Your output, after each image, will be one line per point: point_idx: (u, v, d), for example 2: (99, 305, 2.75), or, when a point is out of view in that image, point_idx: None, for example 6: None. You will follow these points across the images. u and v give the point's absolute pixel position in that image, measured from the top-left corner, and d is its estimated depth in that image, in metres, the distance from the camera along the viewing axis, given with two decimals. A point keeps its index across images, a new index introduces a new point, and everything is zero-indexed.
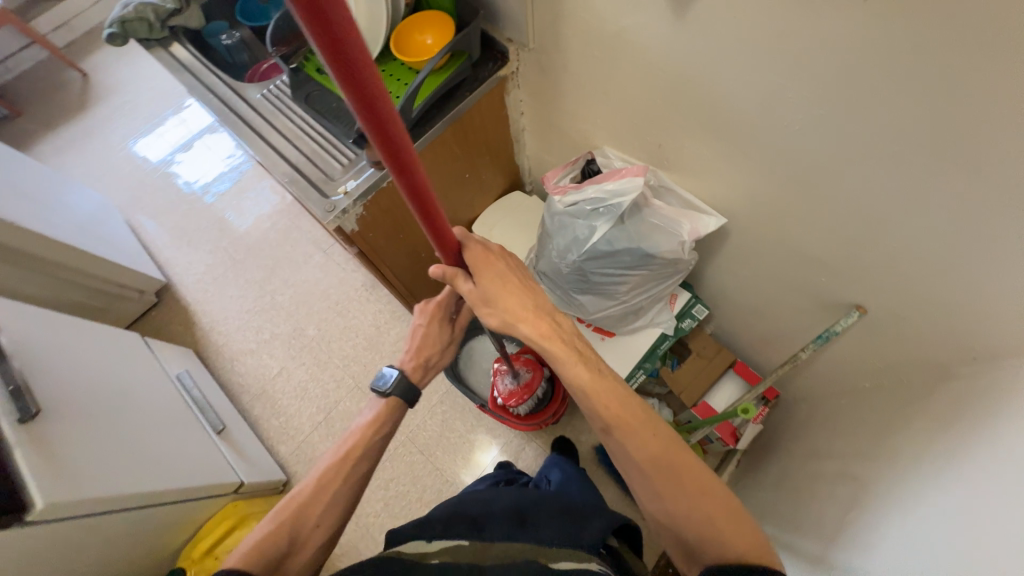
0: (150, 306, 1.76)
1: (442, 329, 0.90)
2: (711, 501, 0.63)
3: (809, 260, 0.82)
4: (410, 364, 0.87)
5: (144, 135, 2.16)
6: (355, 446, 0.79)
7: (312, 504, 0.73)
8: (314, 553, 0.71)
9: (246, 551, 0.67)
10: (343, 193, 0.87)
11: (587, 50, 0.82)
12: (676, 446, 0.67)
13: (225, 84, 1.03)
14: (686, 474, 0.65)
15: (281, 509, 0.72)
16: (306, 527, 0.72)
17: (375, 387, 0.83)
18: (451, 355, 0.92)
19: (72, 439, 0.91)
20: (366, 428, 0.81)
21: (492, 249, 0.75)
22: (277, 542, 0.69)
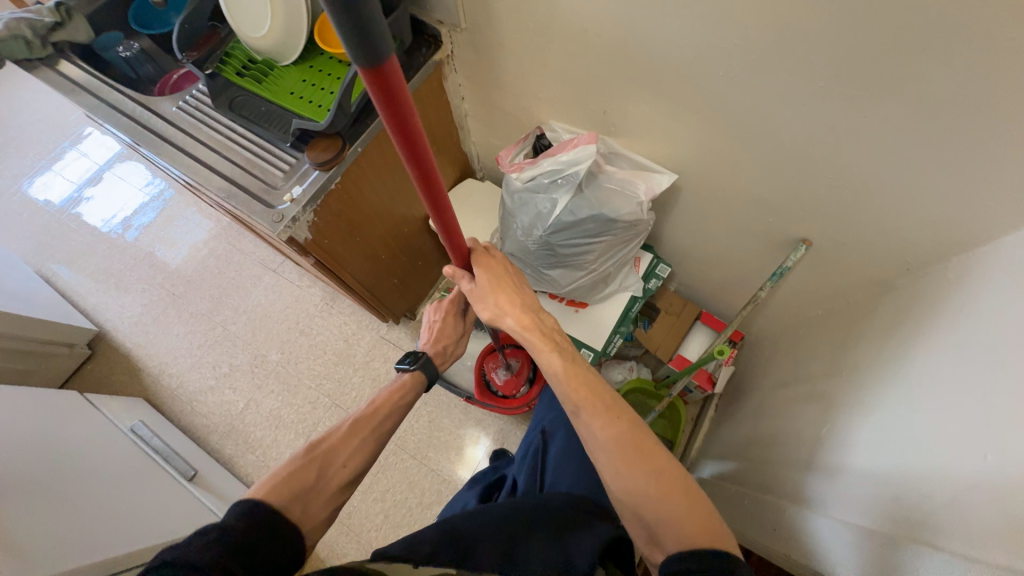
0: (84, 360, 1.59)
1: (456, 321, 0.94)
2: (671, 480, 0.65)
3: (757, 204, 0.87)
4: (430, 349, 0.89)
5: (40, 175, 1.92)
6: (385, 402, 0.78)
7: (340, 447, 0.71)
8: (337, 491, 0.68)
9: (275, 478, 0.64)
10: (289, 200, 0.82)
11: (521, 24, 0.81)
12: (642, 436, 0.69)
13: (131, 100, 0.93)
14: (645, 452, 0.67)
15: (311, 446, 0.69)
16: (333, 467, 0.69)
17: (399, 364, 0.84)
18: (466, 343, 0.96)
19: (13, 520, 0.80)
20: (393, 389, 0.80)
21: (493, 253, 0.82)
22: (305, 477, 0.65)
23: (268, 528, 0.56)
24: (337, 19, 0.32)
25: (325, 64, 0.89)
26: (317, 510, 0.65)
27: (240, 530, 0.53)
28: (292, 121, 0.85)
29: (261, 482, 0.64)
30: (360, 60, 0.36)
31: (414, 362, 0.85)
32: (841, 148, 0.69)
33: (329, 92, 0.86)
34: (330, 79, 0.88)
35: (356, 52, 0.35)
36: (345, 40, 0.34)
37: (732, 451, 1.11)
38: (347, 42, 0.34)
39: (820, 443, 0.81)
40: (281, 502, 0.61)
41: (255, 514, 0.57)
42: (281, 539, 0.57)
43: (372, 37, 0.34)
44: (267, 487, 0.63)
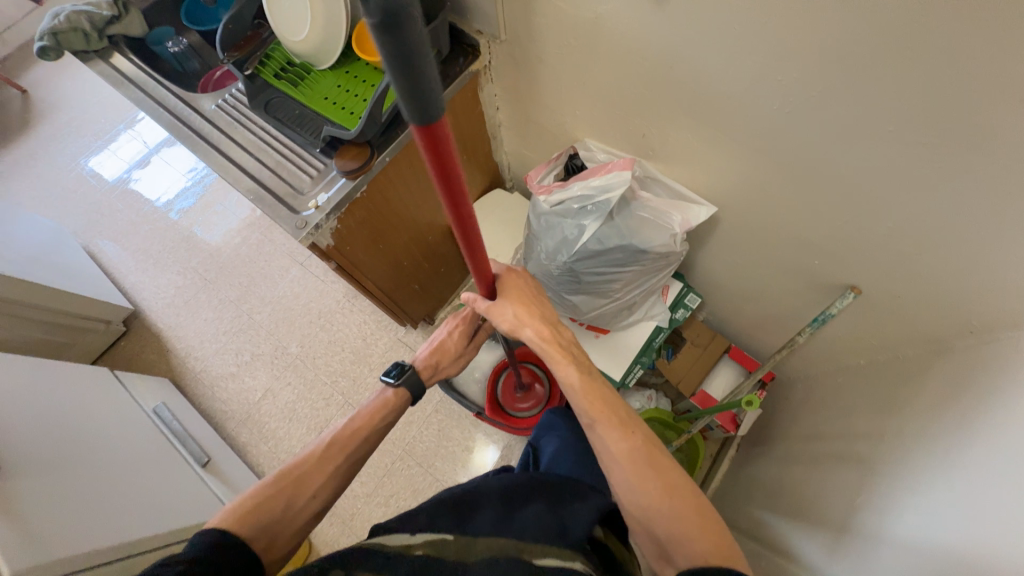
0: (118, 335, 1.66)
1: (460, 342, 0.91)
2: (683, 496, 0.62)
3: (804, 244, 0.81)
4: (421, 362, 0.86)
5: (95, 154, 2.03)
6: (360, 427, 0.76)
7: (311, 474, 0.69)
8: (305, 522, 0.67)
9: (242, 509, 0.63)
10: (314, 207, 0.82)
11: (563, 38, 0.78)
12: (655, 451, 0.66)
13: (174, 96, 0.95)
14: (659, 468, 0.64)
15: (281, 473, 0.68)
16: (302, 497, 0.68)
17: (383, 377, 0.81)
18: (460, 366, 0.92)
19: (33, 495, 0.82)
20: (372, 411, 0.78)
21: (517, 271, 0.80)
22: (273, 507, 0.65)
23: (227, 561, 0.56)
24: (394, 76, 0.33)
25: (360, 70, 0.88)
26: (283, 541, 0.65)
27: (202, 565, 0.53)
28: (323, 127, 0.84)
29: (228, 509, 0.64)
30: (416, 116, 0.36)
31: (400, 375, 0.82)
32: (903, 195, 0.62)
33: (361, 100, 0.85)
34: (363, 86, 0.86)
35: (414, 109, 0.36)
36: (400, 92, 0.35)
37: (754, 498, 1.04)
38: (402, 95, 0.35)
39: (856, 512, 0.74)
40: (246, 534, 0.61)
41: (217, 548, 0.56)
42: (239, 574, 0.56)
43: (426, 96, 0.35)
44: (233, 517, 0.62)
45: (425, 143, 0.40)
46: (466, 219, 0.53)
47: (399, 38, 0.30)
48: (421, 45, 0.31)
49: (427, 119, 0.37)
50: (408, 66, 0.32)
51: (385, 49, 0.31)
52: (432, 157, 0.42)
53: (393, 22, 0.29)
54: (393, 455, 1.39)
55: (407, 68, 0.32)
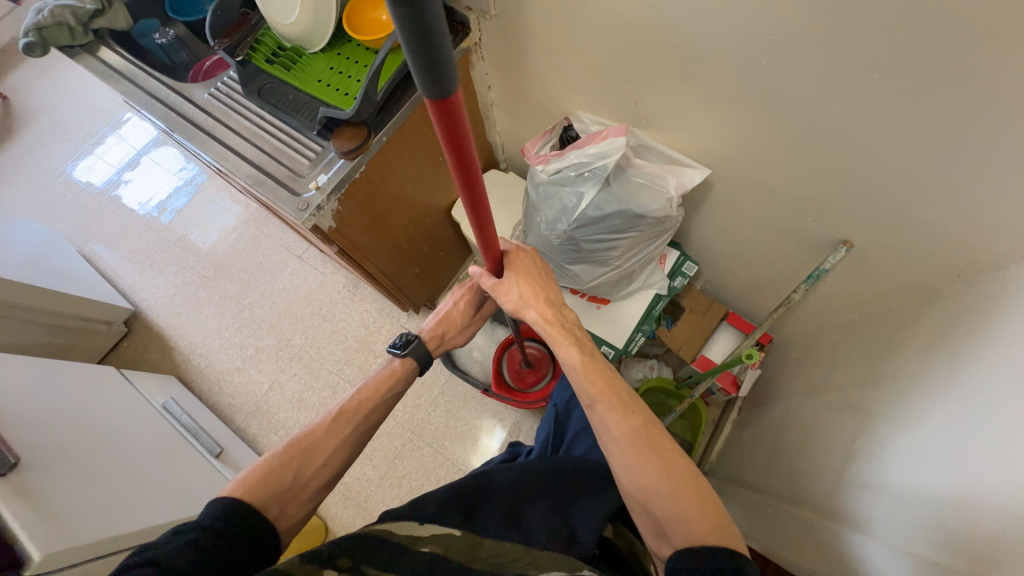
0: (121, 337, 1.66)
1: (466, 312, 0.92)
2: (681, 477, 0.63)
3: (796, 203, 0.83)
4: (427, 333, 0.87)
5: (82, 158, 2.01)
6: (369, 397, 0.77)
7: (320, 445, 0.71)
8: (316, 490, 0.69)
9: (254, 478, 0.64)
10: (315, 188, 0.83)
11: (552, 10, 0.78)
12: (655, 432, 0.68)
13: (165, 87, 0.96)
14: (659, 448, 0.66)
15: (291, 444, 0.70)
16: (312, 465, 0.69)
17: (391, 346, 0.83)
18: (466, 336, 0.94)
19: (58, 485, 0.84)
20: (380, 381, 0.79)
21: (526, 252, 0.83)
22: (283, 476, 0.66)
23: (242, 527, 0.58)
24: (410, 48, 0.35)
25: (352, 51, 0.88)
26: (294, 511, 0.65)
27: (220, 532, 0.55)
28: (318, 109, 0.84)
29: (238, 480, 0.65)
30: (430, 91, 0.39)
31: (405, 346, 0.84)
32: (890, 147, 0.64)
33: (354, 80, 0.85)
34: (356, 67, 0.87)
35: (430, 87, 0.38)
36: (418, 69, 0.37)
37: (757, 456, 1.08)
38: (418, 71, 0.37)
39: (855, 457, 0.77)
40: (259, 502, 0.62)
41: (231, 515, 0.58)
42: (253, 540, 0.58)
43: (440, 69, 0.37)
44: (245, 484, 0.64)
45: (437, 116, 0.42)
46: (475, 197, 0.56)
47: (417, 12, 0.32)
48: (437, 19, 0.33)
49: (441, 96, 0.40)
50: (425, 44, 0.34)
51: (401, 22, 0.32)
52: (446, 133, 0.45)
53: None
54: (403, 437, 1.42)
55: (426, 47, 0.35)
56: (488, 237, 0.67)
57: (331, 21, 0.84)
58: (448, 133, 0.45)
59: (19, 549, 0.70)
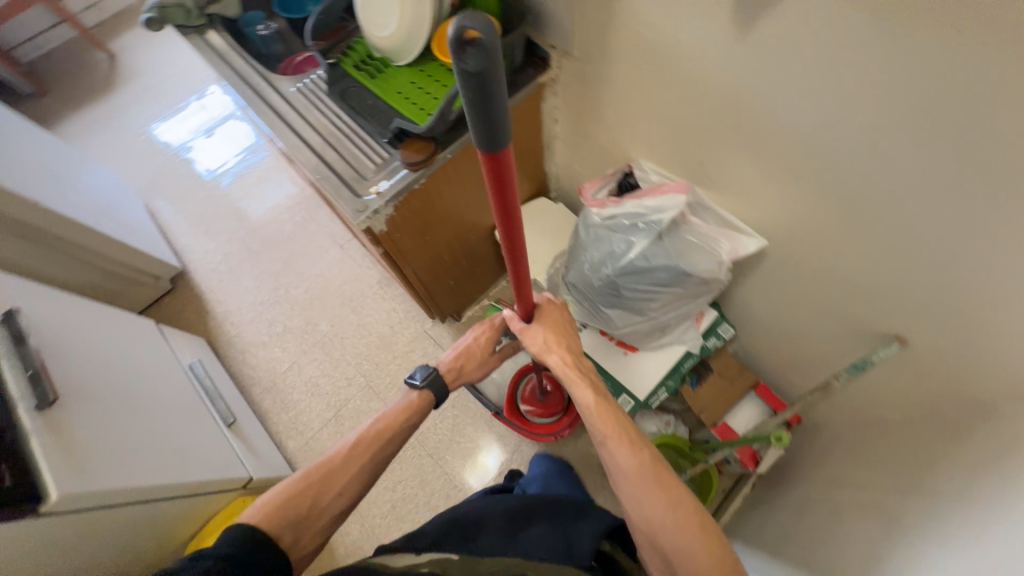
0: (164, 292, 1.75)
1: (486, 347, 0.91)
2: (687, 513, 0.64)
3: (850, 289, 0.80)
4: (445, 364, 0.87)
5: (166, 120, 2.16)
6: (386, 427, 0.78)
7: (335, 475, 0.72)
8: (330, 521, 0.71)
9: (272, 506, 0.67)
10: (375, 193, 0.86)
11: (634, 62, 0.80)
12: (662, 469, 0.68)
13: (259, 75, 1.03)
14: (666, 484, 0.67)
15: (308, 473, 0.72)
16: (327, 495, 0.71)
17: (408, 379, 0.83)
18: (484, 372, 0.91)
19: (87, 424, 0.88)
20: (397, 412, 0.80)
21: (556, 303, 0.85)
22: (299, 506, 0.69)
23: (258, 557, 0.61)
24: (471, 110, 0.40)
25: (435, 70, 0.91)
26: (307, 541, 0.69)
27: (235, 560, 0.59)
28: (393, 119, 0.88)
29: (258, 506, 0.68)
30: (481, 144, 0.43)
31: (424, 378, 0.84)
32: (962, 253, 0.62)
33: (433, 98, 0.89)
34: (436, 85, 0.90)
35: (482, 141, 0.43)
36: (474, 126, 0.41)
37: (765, 540, 1.02)
38: (475, 127, 0.42)
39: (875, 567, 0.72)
40: (275, 531, 0.66)
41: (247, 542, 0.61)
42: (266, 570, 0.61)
43: (495, 130, 0.41)
44: (264, 512, 0.67)
45: (487, 166, 0.46)
46: (513, 235, 0.59)
47: (481, 81, 0.37)
48: (497, 87, 0.38)
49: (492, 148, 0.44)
50: (483, 105, 0.39)
51: (467, 89, 0.38)
52: (489, 172, 0.47)
53: (476, 69, 0.36)
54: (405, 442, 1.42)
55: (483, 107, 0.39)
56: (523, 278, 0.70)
57: (419, 40, 0.87)
58: (496, 171, 0.47)
59: (39, 483, 0.74)
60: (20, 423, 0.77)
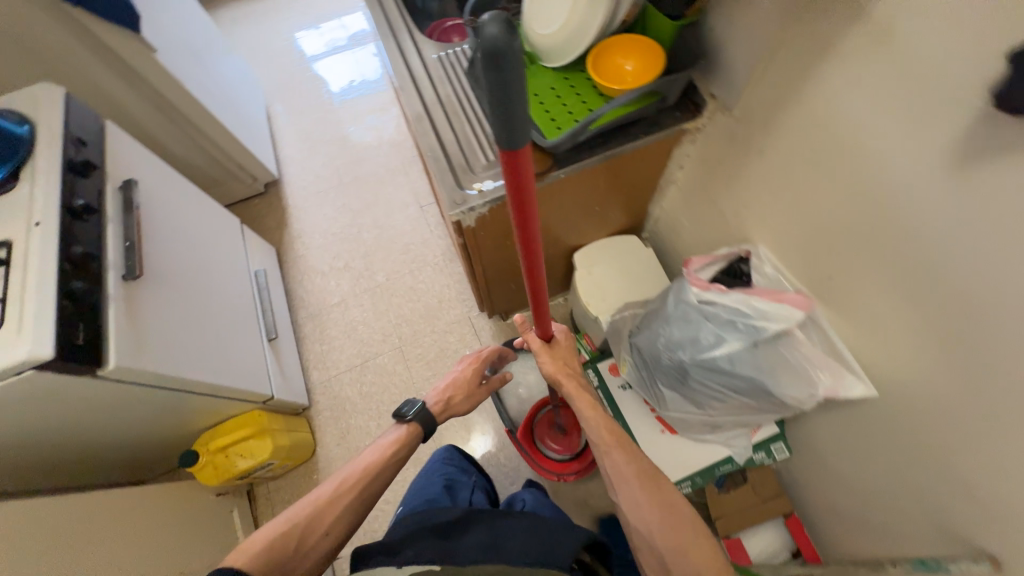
0: (256, 194, 1.86)
1: (471, 380, 1.02)
2: (679, 514, 0.69)
3: (953, 483, 0.68)
4: (433, 399, 0.97)
5: (307, 30, 2.26)
6: (370, 465, 0.85)
7: (321, 518, 0.77)
8: (313, 564, 0.74)
9: (258, 545, 0.72)
10: (477, 189, 0.83)
11: (802, 146, 0.70)
12: (657, 474, 0.73)
13: (408, 31, 1.02)
14: (662, 488, 0.71)
15: (293, 514, 0.76)
16: (313, 536, 0.76)
17: (399, 413, 0.92)
18: (470, 406, 1.01)
19: (155, 305, 0.94)
20: (384, 450, 0.88)
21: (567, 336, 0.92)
22: (285, 547, 0.73)
23: None
24: (492, 107, 0.37)
25: (579, 81, 0.85)
26: None
27: None
28: None
29: (242, 549, 0.72)
30: (502, 144, 0.40)
31: (411, 411, 0.93)
32: None
33: (567, 110, 0.82)
34: (576, 99, 0.83)
35: (501, 141, 0.40)
36: (495, 125, 0.38)
37: None
38: (495, 124, 0.38)
39: None
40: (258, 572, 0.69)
41: None
42: None
43: (514, 128, 0.38)
44: (247, 554, 0.70)
45: (508, 171, 0.44)
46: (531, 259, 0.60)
47: (501, 79, 0.34)
48: (518, 82, 0.34)
49: (512, 147, 0.41)
50: (503, 103, 0.36)
51: (488, 85, 0.35)
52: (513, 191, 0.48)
53: (497, 64, 0.33)
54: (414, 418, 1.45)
55: (501, 105, 0.36)
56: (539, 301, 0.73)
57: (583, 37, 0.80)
58: (513, 182, 0.46)
59: (103, 349, 0.79)
60: (105, 289, 0.83)
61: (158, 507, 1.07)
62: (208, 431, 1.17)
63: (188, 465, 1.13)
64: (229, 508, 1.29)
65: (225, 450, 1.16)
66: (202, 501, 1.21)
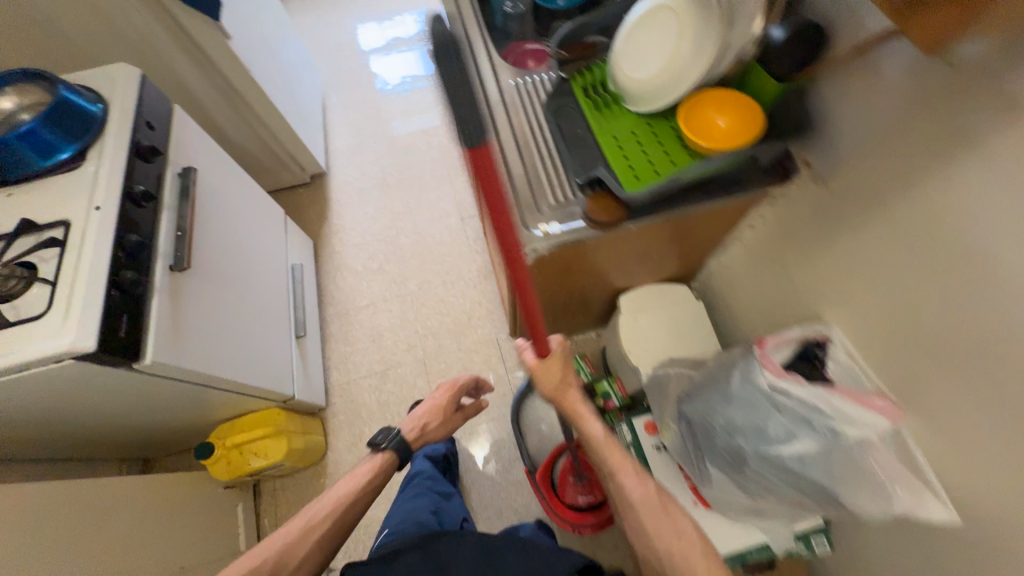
0: (302, 184, 1.86)
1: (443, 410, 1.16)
2: (676, 531, 0.74)
3: None
4: (407, 427, 1.10)
5: (369, 24, 2.27)
6: (340, 499, 0.93)
7: (293, 551, 0.85)
8: None
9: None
10: (541, 230, 0.79)
11: (908, 239, 0.63)
12: (655, 492, 0.77)
13: (488, 52, 0.99)
14: (659, 506, 0.76)
15: (266, 550, 0.84)
16: (285, 569, 0.83)
17: (374, 442, 1.04)
18: (443, 433, 1.14)
19: (195, 298, 0.92)
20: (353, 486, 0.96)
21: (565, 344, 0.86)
22: None
23: None
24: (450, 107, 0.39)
25: (663, 130, 0.80)
26: None
27: None
28: (596, 164, 0.79)
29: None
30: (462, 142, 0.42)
31: (384, 440, 1.05)
32: None
33: (647, 160, 0.78)
34: (657, 148, 0.79)
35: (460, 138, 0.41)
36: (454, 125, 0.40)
37: None
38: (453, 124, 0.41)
39: None
40: None
41: None
42: None
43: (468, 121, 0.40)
44: None
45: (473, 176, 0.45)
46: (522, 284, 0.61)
47: None
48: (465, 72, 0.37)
49: (474, 144, 0.42)
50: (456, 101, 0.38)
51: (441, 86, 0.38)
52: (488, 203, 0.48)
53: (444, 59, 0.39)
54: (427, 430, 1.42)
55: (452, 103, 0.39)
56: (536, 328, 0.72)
57: (705, 55, 0.72)
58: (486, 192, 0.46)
59: (142, 342, 0.77)
60: (151, 278, 0.82)
61: (166, 499, 1.05)
62: (227, 425, 1.16)
63: (203, 458, 1.12)
64: (234, 502, 1.28)
65: (241, 447, 1.15)
66: (209, 493, 1.19)
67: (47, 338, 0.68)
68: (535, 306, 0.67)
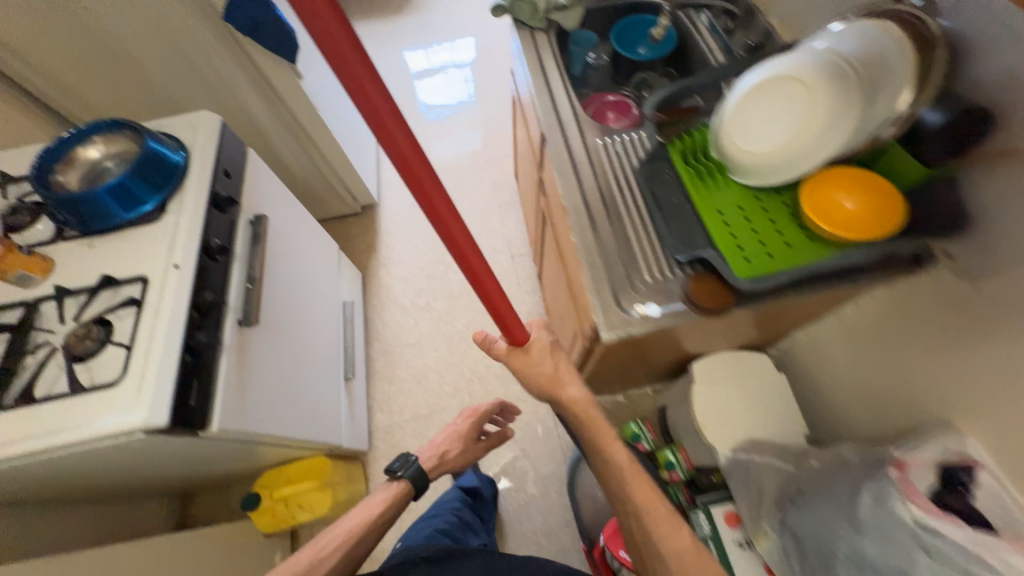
0: (352, 214, 1.85)
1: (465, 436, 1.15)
2: (685, 548, 0.72)
3: None
4: (427, 455, 1.09)
5: (416, 49, 2.29)
6: (351, 532, 0.89)
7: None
8: None
9: None
10: (639, 312, 0.72)
11: None
12: (657, 502, 0.76)
13: (571, 106, 0.94)
14: (668, 523, 0.74)
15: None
16: None
17: (390, 470, 1.03)
18: (463, 462, 1.13)
19: (261, 353, 0.88)
20: (364, 515, 0.93)
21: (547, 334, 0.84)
22: None
23: None
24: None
25: (775, 206, 0.73)
26: None
27: None
28: (700, 241, 0.73)
29: None
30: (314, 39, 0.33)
31: (401, 468, 1.04)
32: None
33: (759, 240, 0.71)
34: (770, 227, 0.72)
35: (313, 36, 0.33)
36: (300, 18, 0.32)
37: None
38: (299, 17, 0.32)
39: None
40: None
41: None
42: None
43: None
44: None
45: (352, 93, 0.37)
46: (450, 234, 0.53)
47: None
48: None
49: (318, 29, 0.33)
50: None
51: None
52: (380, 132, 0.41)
53: None
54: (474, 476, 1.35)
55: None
56: (485, 294, 0.64)
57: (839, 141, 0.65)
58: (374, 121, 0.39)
59: (209, 407, 0.73)
60: (222, 335, 0.78)
61: (210, 554, 1.00)
62: (273, 473, 1.12)
63: (249, 509, 1.08)
64: (273, 551, 1.23)
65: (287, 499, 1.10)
66: (251, 543, 1.15)
67: (120, 411, 0.65)
68: (478, 265, 0.59)
